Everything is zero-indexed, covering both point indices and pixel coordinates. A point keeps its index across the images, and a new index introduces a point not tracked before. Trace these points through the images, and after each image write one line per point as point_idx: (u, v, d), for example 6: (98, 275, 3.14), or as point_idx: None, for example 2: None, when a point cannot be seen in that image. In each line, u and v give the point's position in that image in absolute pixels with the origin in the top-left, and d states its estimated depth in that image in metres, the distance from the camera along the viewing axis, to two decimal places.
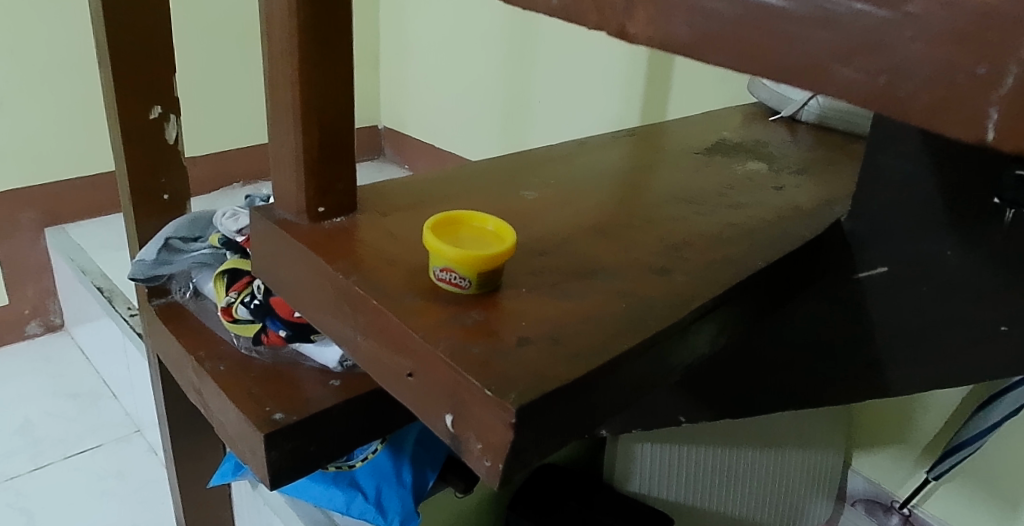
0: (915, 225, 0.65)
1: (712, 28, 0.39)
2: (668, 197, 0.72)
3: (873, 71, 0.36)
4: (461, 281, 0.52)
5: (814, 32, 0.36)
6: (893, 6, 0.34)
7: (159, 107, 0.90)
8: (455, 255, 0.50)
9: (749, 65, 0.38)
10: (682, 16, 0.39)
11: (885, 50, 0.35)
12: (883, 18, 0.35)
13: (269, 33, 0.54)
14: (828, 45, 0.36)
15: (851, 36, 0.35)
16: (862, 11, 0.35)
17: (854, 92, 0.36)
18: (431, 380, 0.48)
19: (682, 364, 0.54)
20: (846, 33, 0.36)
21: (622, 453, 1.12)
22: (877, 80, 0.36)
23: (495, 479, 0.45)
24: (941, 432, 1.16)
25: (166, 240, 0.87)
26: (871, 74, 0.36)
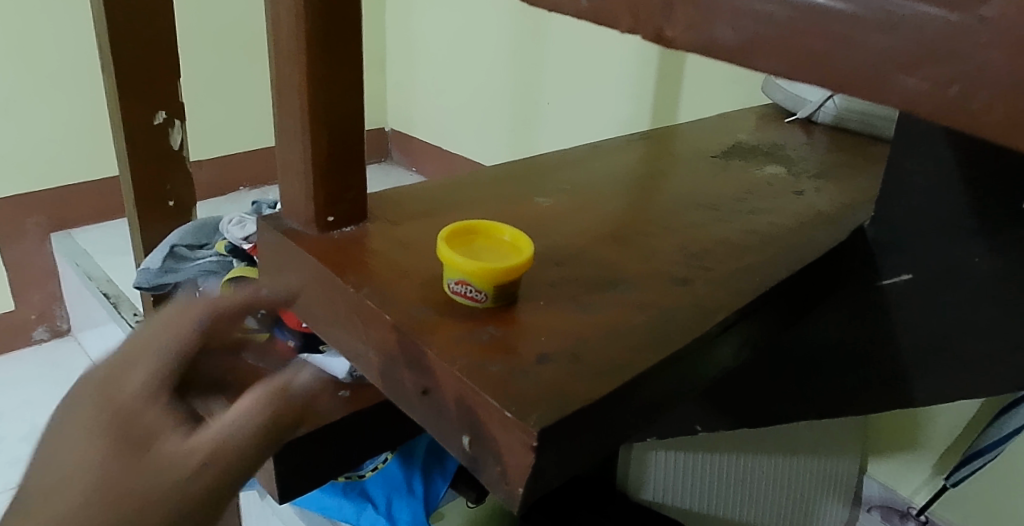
0: (945, 234, 0.63)
1: (757, 29, 0.34)
2: (686, 203, 0.70)
3: (943, 81, 0.30)
4: (477, 295, 0.50)
5: (873, 37, 0.31)
6: (966, 9, 0.29)
7: (163, 113, 0.89)
8: (472, 267, 0.48)
9: (797, 71, 0.33)
10: (726, 18, 0.35)
11: (953, 59, 0.29)
12: (952, 22, 0.29)
13: (276, 37, 0.52)
14: (889, 50, 0.31)
15: (915, 41, 0.30)
16: (931, 12, 0.30)
17: (920, 106, 0.31)
18: (447, 399, 0.46)
19: (705, 378, 0.52)
20: (916, 38, 0.30)
21: (635, 461, 1.10)
22: (948, 91, 0.30)
23: (515, 503, 0.43)
24: (959, 438, 1.14)
25: (172, 248, 0.87)
26: (941, 83, 0.30)
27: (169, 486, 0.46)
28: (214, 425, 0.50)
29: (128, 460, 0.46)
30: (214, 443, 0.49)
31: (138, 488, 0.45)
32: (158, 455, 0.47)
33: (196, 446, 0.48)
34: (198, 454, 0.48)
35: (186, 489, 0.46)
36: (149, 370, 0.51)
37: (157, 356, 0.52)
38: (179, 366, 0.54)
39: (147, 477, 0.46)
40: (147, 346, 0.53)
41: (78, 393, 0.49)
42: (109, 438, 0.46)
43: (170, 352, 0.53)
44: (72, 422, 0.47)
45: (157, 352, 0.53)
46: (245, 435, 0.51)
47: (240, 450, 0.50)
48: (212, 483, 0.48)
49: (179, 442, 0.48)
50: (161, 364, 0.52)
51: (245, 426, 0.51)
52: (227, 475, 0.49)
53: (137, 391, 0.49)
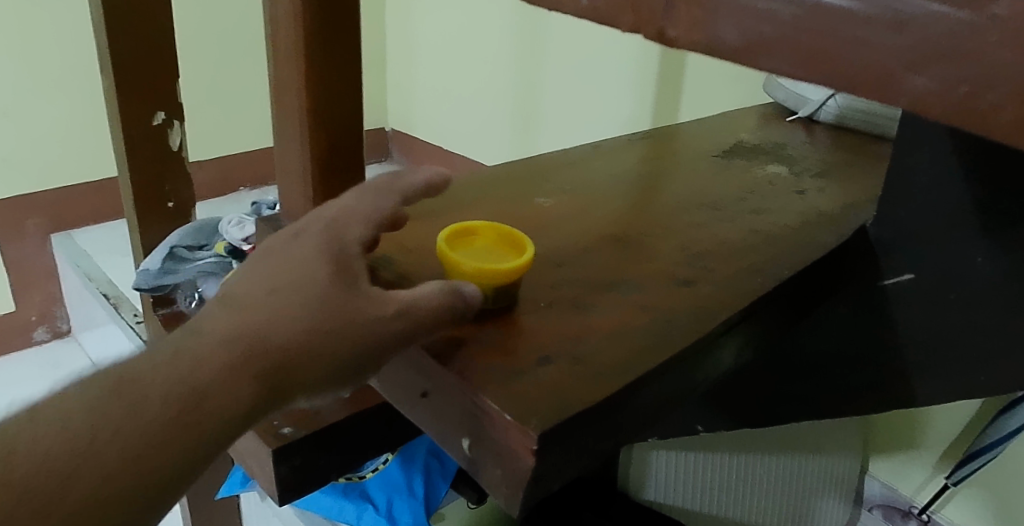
0: (949, 234, 0.62)
1: (763, 29, 0.33)
2: (687, 203, 0.70)
3: (951, 80, 0.30)
4: None
5: (881, 35, 0.30)
6: (978, 5, 0.28)
7: (162, 113, 0.88)
8: (472, 270, 0.48)
9: (805, 71, 0.33)
10: (730, 17, 0.34)
11: (966, 58, 0.29)
12: (964, 20, 0.29)
13: (274, 39, 0.51)
14: (898, 50, 0.30)
15: (925, 40, 0.30)
16: (939, 12, 0.29)
17: (930, 105, 0.30)
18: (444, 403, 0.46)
19: (706, 379, 0.52)
20: (923, 37, 0.30)
21: (636, 460, 1.11)
22: (956, 91, 0.30)
23: (515, 507, 0.43)
24: (961, 437, 1.13)
25: (171, 249, 0.87)
26: (949, 84, 0.30)
27: (344, 339, 0.43)
28: (409, 296, 0.46)
29: (326, 302, 0.43)
30: (405, 316, 0.45)
31: (318, 329, 0.43)
32: (348, 311, 0.44)
33: (378, 310, 0.45)
34: (376, 319, 0.44)
35: (359, 349, 0.44)
36: (365, 225, 0.48)
37: (372, 214, 0.48)
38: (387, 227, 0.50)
39: (328, 326, 0.43)
40: (354, 207, 0.49)
41: (302, 229, 0.47)
42: (329, 270, 0.45)
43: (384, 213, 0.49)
44: (288, 253, 0.45)
45: (372, 211, 0.49)
46: (446, 314, 0.46)
47: (434, 325, 0.46)
48: (391, 345, 0.45)
49: (367, 301, 0.45)
50: (375, 221, 0.48)
51: (453, 303, 0.47)
52: (404, 344, 0.46)
53: (348, 241, 0.47)
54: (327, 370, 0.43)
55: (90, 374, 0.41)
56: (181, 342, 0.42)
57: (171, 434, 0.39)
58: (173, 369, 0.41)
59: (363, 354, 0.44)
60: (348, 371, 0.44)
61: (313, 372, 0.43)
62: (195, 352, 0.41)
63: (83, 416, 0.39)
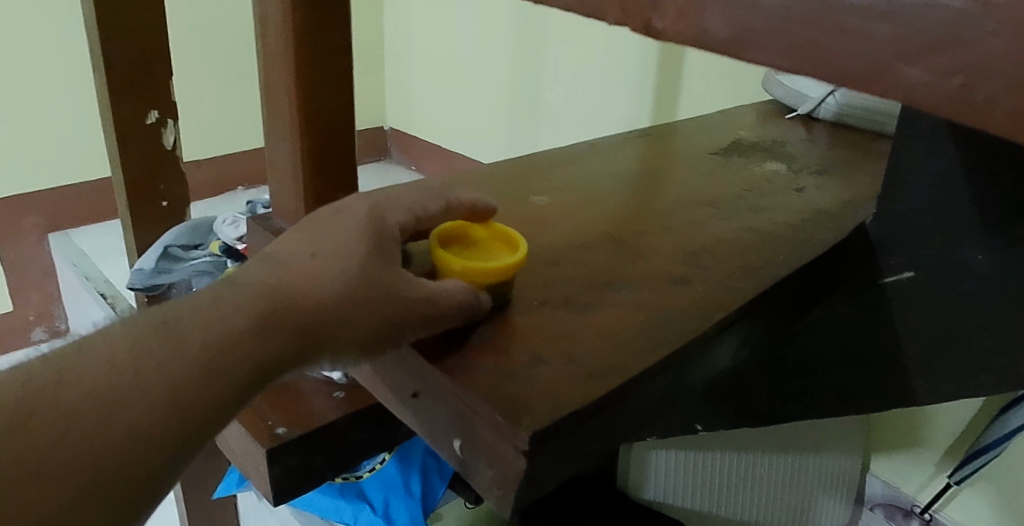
0: (949, 231, 0.61)
1: (753, 21, 0.33)
2: (685, 200, 0.69)
3: (946, 71, 0.29)
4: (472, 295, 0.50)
5: (873, 26, 0.30)
6: None
7: (155, 112, 0.88)
8: (460, 270, 0.48)
9: (796, 63, 0.32)
10: (718, 9, 0.33)
11: (960, 47, 0.28)
12: (957, 9, 0.28)
13: (263, 36, 0.51)
14: (891, 40, 0.30)
15: (918, 30, 0.29)
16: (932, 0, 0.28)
17: (923, 97, 0.30)
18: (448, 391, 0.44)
19: (703, 378, 0.51)
20: (916, 27, 0.29)
21: (636, 460, 1.09)
22: (950, 82, 0.29)
23: (506, 508, 0.42)
24: (962, 435, 1.12)
25: (165, 248, 0.87)
26: (942, 75, 0.29)
27: (372, 310, 0.44)
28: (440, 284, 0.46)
29: (361, 271, 0.44)
30: (432, 299, 0.46)
31: (347, 296, 0.43)
32: (380, 286, 0.44)
33: (408, 289, 0.45)
34: (405, 298, 0.45)
35: (386, 323, 0.44)
36: (408, 214, 0.49)
37: (418, 208, 0.50)
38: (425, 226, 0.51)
39: (359, 295, 0.44)
40: (400, 200, 0.50)
41: (347, 205, 0.49)
42: (368, 246, 0.45)
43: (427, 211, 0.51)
44: (330, 224, 0.47)
45: (419, 207, 0.50)
46: (470, 306, 0.47)
47: (459, 312, 0.47)
48: (418, 324, 0.45)
49: (400, 279, 0.45)
50: (418, 214, 0.50)
51: (476, 300, 0.48)
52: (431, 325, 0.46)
53: (388, 223, 0.48)
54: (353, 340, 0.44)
55: (133, 318, 0.43)
56: (214, 293, 0.43)
57: (204, 376, 0.41)
58: (207, 314, 0.42)
59: (390, 327, 0.44)
60: (371, 345, 0.45)
61: (340, 336, 0.44)
62: (230, 300, 0.43)
63: (124, 352, 0.41)
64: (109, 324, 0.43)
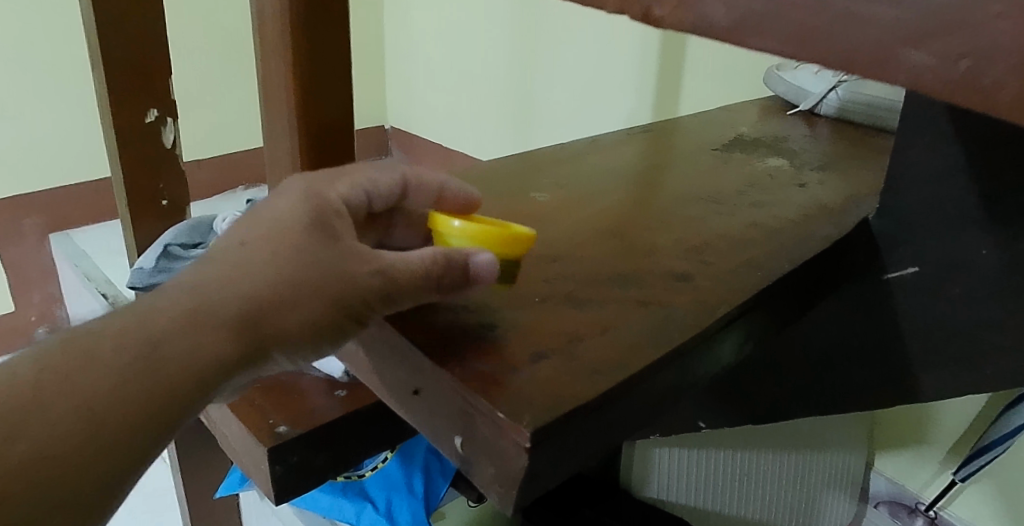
0: (954, 227, 0.61)
1: (754, 6, 0.32)
2: (686, 196, 0.69)
3: (952, 55, 0.28)
4: None
5: (877, 10, 0.30)
6: None
7: (156, 110, 0.88)
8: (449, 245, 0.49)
9: (798, 49, 0.32)
10: None
11: (964, 30, 0.28)
12: None
13: (260, 30, 0.50)
14: (894, 24, 0.29)
15: (922, 13, 0.29)
16: None
17: (927, 83, 0.29)
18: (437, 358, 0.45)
19: (706, 375, 0.51)
20: (921, 10, 0.29)
21: (639, 459, 1.09)
22: (958, 65, 0.28)
23: (507, 505, 0.41)
24: (967, 433, 1.12)
25: (166, 247, 0.86)
26: (949, 58, 0.29)
27: (316, 296, 0.44)
28: (395, 258, 0.46)
29: (294, 258, 0.45)
30: (385, 277, 0.46)
31: (286, 286, 0.44)
32: (318, 270, 0.45)
33: (353, 270, 0.45)
34: (353, 279, 0.45)
35: (336, 307, 0.45)
36: (359, 193, 0.51)
37: (370, 186, 0.52)
38: (387, 204, 0.53)
39: (298, 283, 0.44)
40: (350, 176, 0.51)
41: (285, 187, 0.49)
42: (309, 226, 0.46)
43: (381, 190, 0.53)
44: (267, 212, 0.47)
45: (371, 187, 0.52)
46: (443, 278, 0.46)
47: (425, 286, 0.46)
48: (369, 306, 0.46)
49: (343, 259, 0.45)
50: (371, 193, 0.52)
51: (458, 265, 0.46)
52: (385, 306, 0.46)
53: (332, 204, 0.48)
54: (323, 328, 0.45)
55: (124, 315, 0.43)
56: (157, 296, 0.44)
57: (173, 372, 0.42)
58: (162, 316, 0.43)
59: (341, 313, 0.45)
60: (330, 331, 0.46)
61: (285, 330, 0.44)
62: (174, 307, 0.43)
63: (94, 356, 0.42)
64: (65, 332, 0.44)
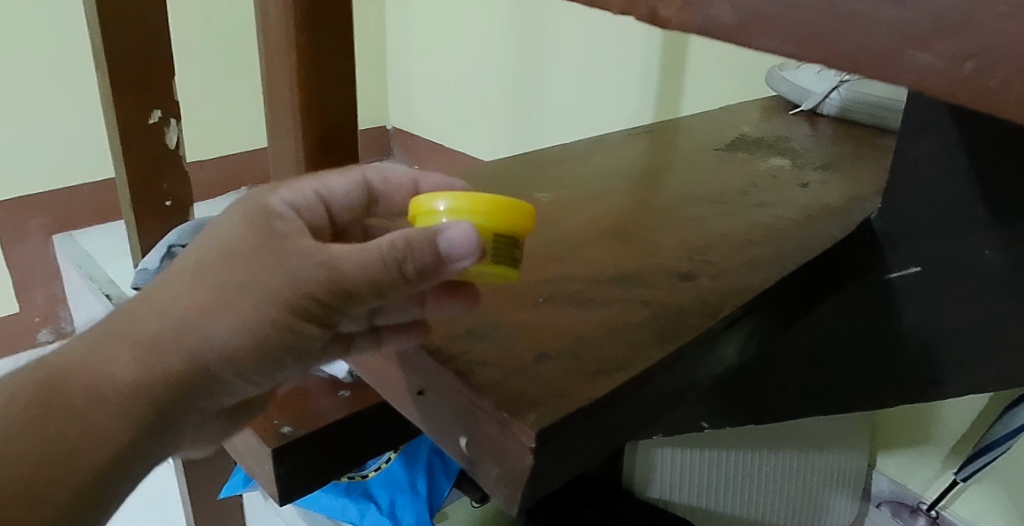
0: (957, 227, 0.61)
1: (760, 8, 0.32)
2: (689, 197, 0.69)
3: (956, 56, 0.29)
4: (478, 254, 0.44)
5: (882, 10, 0.30)
6: None
7: (158, 111, 0.88)
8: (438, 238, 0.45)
9: (803, 51, 0.32)
10: None
11: (969, 31, 0.28)
12: None
13: (265, 31, 0.51)
14: (899, 25, 0.29)
15: (927, 14, 0.29)
16: None
17: (932, 84, 0.29)
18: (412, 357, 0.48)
19: (710, 375, 0.51)
20: (926, 11, 0.29)
21: (641, 460, 1.09)
22: (963, 66, 0.29)
23: (512, 506, 0.41)
24: (970, 433, 1.12)
25: (169, 248, 0.87)
26: (955, 58, 0.29)
27: (253, 298, 0.44)
28: (341, 250, 0.44)
29: (229, 262, 0.44)
30: (328, 270, 0.43)
31: (222, 291, 0.44)
32: (249, 269, 0.44)
33: (291, 266, 0.44)
34: (292, 276, 0.43)
35: (279, 307, 0.44)
36: (316, 200, 0.51)
37: (327, 192, 0.52)
38: (351, 209, 0.53)
39: (234, 286, 0.44)
40: (297, 182, 0.51)
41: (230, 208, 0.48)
42: (240, 229, 0.45)
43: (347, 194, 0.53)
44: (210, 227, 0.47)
45: (328, 192, 0.52)
46: (405, 264, 0.43)
47: (382, 277, 0.43)
48: (313, 304, 0.44)
49: (281, 255, 0.44)
50: (330, 199, 0.52)
51: (419, 249, 0.43)
52: (334, 302, 0.44)
53: (274, 209, 0.47)
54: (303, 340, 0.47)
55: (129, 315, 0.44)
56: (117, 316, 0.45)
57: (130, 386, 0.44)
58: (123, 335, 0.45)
59: (288, 314, 0.44)
60: (289, 333, 0.45)
61: (228, 336, 0.44)
62: (129, 334, 0.44)
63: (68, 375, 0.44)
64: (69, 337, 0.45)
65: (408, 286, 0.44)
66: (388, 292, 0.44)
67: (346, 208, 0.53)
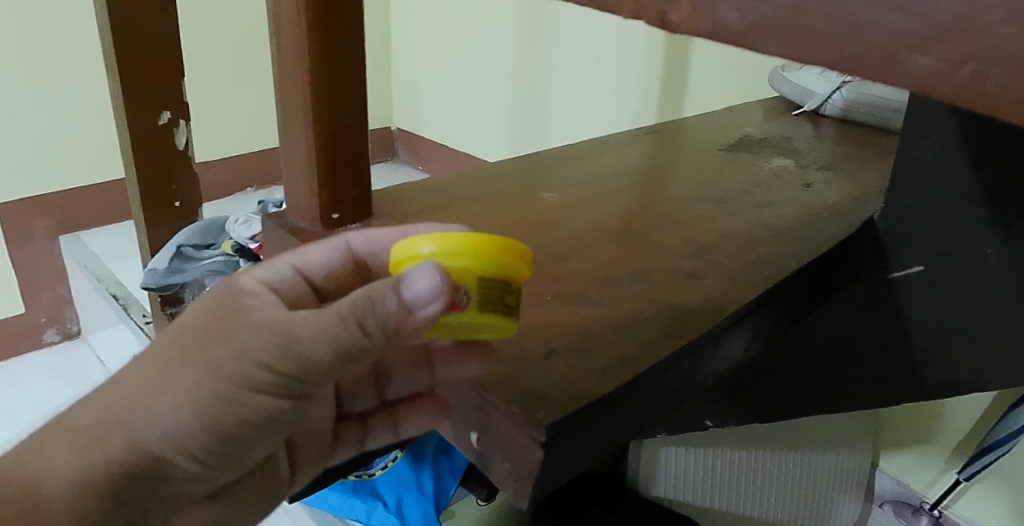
0: (958, 227, 0.62)
1: (766, 13, 0.33)
2: (694, 197, 0.70)
3: (956, 59, 0.29)
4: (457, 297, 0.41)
5: (883, 15, 0.30)
6: None
7: (168, 113, 0.93)
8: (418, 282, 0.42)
9: (807, 54, 0.32)
10: (731, 1, 0.34)
11: (968, 35, 0.29)
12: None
13: (279, 34, 0.52)
14: (900, 29, 0.30)
15: (927, 18, 0.29)
16: None
17: (933, 86, 0.30)
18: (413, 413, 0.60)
19: (716, 372, 0.52)
20: (926, 17, 0.30)
21: (646, 459, 1.10)
22: (961, 70, 0.29)
23: (522, 502, 0.42)
24: (973, 433, 1.11)
25: (178, 249, 0.94)
26: (953, 63, 0.29)
27: (205, 372, 0.43)
28: (297, 316, 0.42)
29: (183, 337, 0.44)
30: (282, 338, 0.42)
31: (172, 366, 0.43)
32: (198, 342, 0.43)
33: (243, 336, 0.43)
34: (245, 346, 0.43)
35: (230, 380, 0.43)
36: (295, 275, 0.50)
37: (307, 265, 0.51)
38: (333, 276, 0.52)
39: (185, 361, 0.43)
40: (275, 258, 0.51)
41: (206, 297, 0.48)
42: (200, 309, 0.45)
43: (330, 265, 0.51)
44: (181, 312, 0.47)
45: (306, 264, 0.51)
46: (365, 322, 0.41)
47: (344, 341, 0.41)
48: (269, 376, 0.43)
49: (235, 326, 0.43)
50: (309, 272, 0.51)
51: (375, 307, 0.40)
52: (290, 373, 0.43)
53: (243, 285, 0.47)
54: (319, 430, 0.58)
55: None
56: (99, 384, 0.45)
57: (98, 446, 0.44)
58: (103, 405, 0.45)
59: (241, 388, 0.43)
60: (246, 407, 0.44)
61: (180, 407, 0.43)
62: (93, 406, 0.44)
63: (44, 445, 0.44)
64: None
65: (375, 346, 0.42)
66: (360, 354, 0.42)
67: (329, 275, 0.52)
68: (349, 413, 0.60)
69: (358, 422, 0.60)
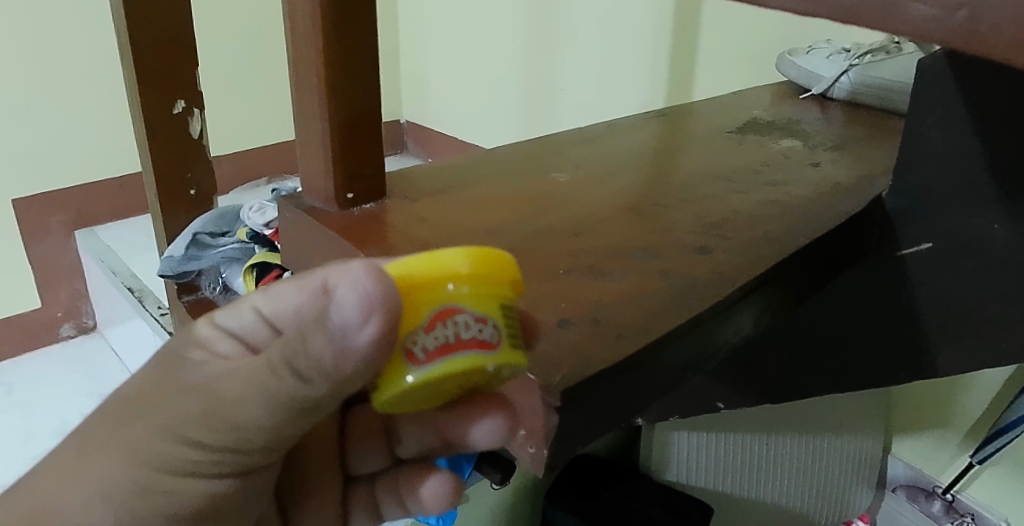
0: (967, 201, 0.62)
1: None
2: (705, 176, 0.70)
3: (951, 5, 0.33)
4: (483, 329, 0.39)
5: None
6: None
7: (182, 102, 0.94)
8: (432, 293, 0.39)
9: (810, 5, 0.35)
10: None
11: None
12: None
13: (294, 14, 0.53)
14: None
15: None
16: None
17: (929, 31, 0.34)
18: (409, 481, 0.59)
19: (727, 344, 0.53)
20: None
21: (657, 442, 1.13)
22: (956, 15, 0.33)
23: (538, 466, 0.43)
24: (985, 415, 1.11)
25: (195, 236, 0.97)
26: (948, 10, 0.33)
27: (127, 447, 0.44)
28: (224, 372, 0.43)
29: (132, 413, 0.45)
30: (208, 401, 0.43)
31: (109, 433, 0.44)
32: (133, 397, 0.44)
33: (170, 411, 0.43)
34: (166, 417, 0.43)
35: (156, 465, 0.44)
36: (257, 320, 0.43)
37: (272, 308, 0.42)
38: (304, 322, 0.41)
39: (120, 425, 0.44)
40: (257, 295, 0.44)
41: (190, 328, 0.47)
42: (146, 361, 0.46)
43: (298, 310, 0.41)
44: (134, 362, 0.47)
45: (270, 309, 0.42)
46: (296, 365, 0.41)
47: (274, 388, 0.42)
48: (199, 454, 0.44)
49: (165, 394, 0.44)
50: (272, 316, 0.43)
51: (305, 349, 0.41)
52: (218, 445, 0.44)
53: (200, 332, 0.45)
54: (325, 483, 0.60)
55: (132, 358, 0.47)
56: None
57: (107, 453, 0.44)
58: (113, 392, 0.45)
59: (165, 470, 0.45)
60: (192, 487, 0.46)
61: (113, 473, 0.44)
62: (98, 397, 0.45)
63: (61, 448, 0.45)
64: None
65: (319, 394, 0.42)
66: (310, 406, 0.43)
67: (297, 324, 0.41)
68: (357, 474, 0.62)
69: (367, 485, 0.61)
